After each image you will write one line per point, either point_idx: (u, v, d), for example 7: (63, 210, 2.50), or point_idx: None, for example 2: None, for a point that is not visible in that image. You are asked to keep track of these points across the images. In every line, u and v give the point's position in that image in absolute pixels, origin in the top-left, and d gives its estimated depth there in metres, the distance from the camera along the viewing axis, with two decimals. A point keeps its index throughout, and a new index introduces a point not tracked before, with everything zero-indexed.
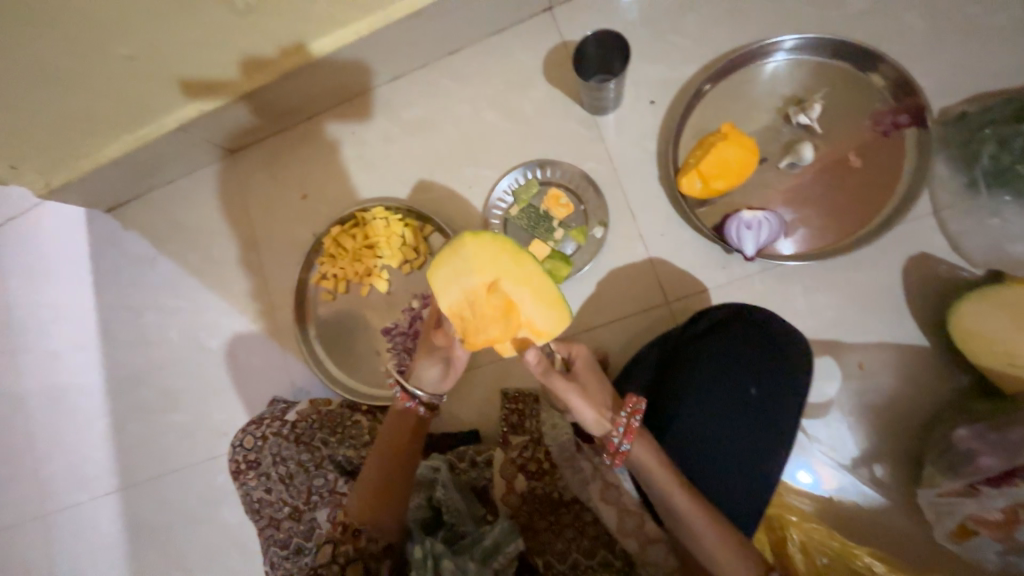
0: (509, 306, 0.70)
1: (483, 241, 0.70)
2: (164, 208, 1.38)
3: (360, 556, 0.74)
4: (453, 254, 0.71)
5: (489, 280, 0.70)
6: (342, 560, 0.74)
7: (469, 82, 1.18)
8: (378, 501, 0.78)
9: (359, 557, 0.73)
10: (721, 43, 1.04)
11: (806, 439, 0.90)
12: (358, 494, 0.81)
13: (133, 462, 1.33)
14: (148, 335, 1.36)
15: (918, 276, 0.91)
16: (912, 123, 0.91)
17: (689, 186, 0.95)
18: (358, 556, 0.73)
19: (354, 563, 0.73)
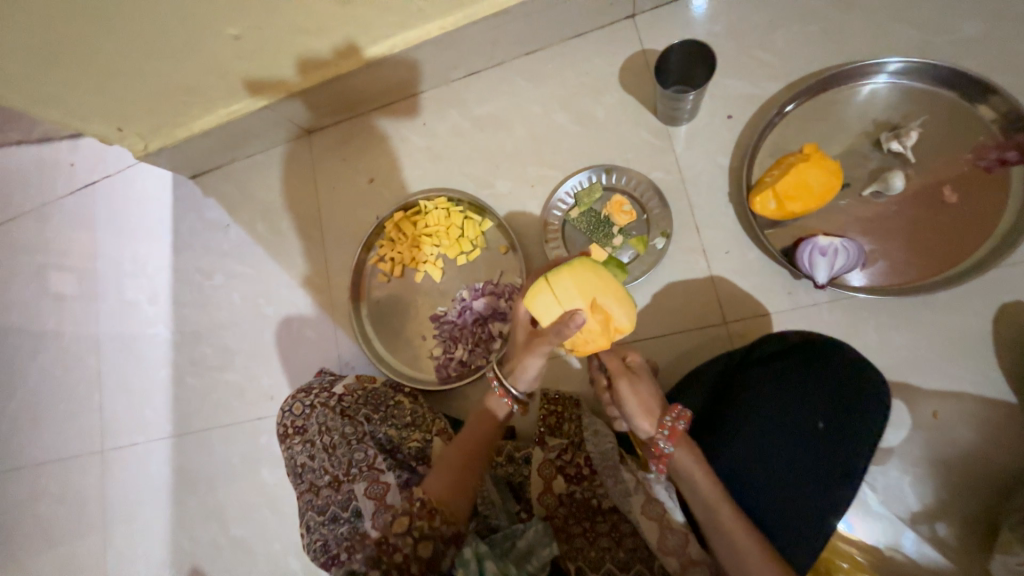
0: (609, 322, 0.74)
1: (575, 269, 0.75)
2: (241, 179, 1.47)
3: (433, 536, 0.72)
4: (550, 278, 0.76)
5: (589, 302, 0.74)
6: (415, 533, 0.72)
7: (543, 84, 1.20)
8: (457, 489, 0.76)
9: (433, 536, 0.72)
10: (811, 61, 1.00)
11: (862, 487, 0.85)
12: (435, 474, 0.78)
13: (187, 412, 1.42)
14: (214, 296, 1.45)
15: (1009, 325, 0.84)
16: (1020, 161, 0.84)
17: (762, 206, 0.92)
18: (432, 537, 0.72)
19: (426, 540, 0.72)
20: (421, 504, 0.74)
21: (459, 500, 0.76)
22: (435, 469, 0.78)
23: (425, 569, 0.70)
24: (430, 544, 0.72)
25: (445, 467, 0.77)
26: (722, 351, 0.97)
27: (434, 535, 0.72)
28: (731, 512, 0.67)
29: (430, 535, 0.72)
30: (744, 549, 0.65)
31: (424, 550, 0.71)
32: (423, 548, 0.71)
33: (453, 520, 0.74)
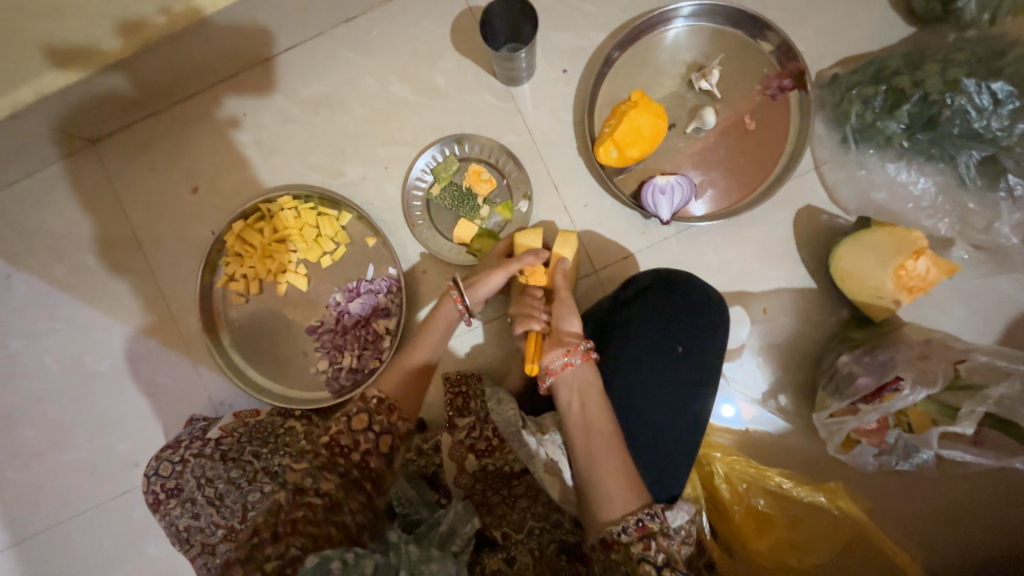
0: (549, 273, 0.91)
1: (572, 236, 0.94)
2: (15, 215, 1.16)
3: (390, 431, 0.77)
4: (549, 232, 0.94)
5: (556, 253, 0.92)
6: (378, 429, 0.75)
7: (371, 54, 1.09)
8: (409, 392, 0.83)
9: (391, 430, 0.77)
10: (625, 9, 1.04)
11: (724, 381, 1.00)
12: (388, 378, 0.83)
13: (22, 512, 1.16)
14: (18, 367, 1.16)
15: (806, 226, 1.00)
16: (794, 86, 0.98)
17: (605, 155, 0.97)
18: (389, 431, 0.76)
19: (385, 435, 0.76)
20: (378, 401, 0.77)
21: (411, 401, 0.82)
22: (390, 372, 0.85)
23: (383, 462, 0.74)
24: (387, 440, 0.76)
25: (400, 372, 0.84)
26: (598, 297, 1.03)
27: (392, 429, 0.77)
28: (594, 415, 0.74)
29: (388, 430, 0.76)
30: (600, 448, 0.71)
31: (382, 445, 0.75)
32: (383, 443, 0.75)
33: (406, 417, 0.81)
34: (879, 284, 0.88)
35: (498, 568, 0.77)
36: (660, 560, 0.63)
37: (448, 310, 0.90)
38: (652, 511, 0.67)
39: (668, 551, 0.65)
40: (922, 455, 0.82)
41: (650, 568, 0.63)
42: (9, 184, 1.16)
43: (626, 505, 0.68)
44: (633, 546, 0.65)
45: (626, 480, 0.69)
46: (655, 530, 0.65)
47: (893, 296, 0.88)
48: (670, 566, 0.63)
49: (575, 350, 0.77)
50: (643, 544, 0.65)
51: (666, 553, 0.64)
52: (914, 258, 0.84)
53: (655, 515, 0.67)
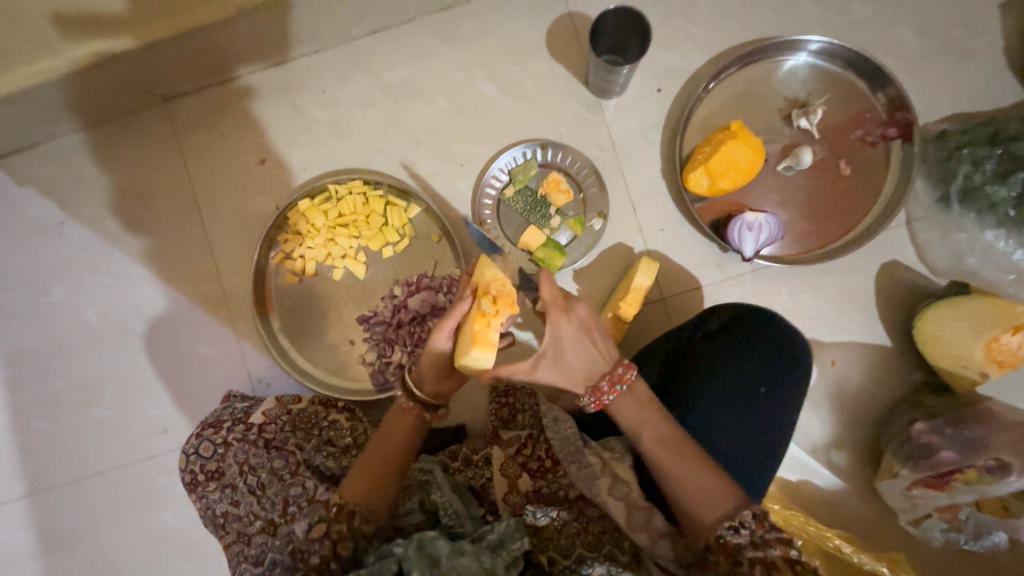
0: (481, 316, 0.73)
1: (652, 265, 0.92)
2: (76, 162, 1.14)
3: (352, 536, 0.72)
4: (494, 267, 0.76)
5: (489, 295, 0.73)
6: (333, 538, 0.71)
7: (461, 47, 1.06)
8: (381, 489, 0.75)
9: (349, 537, 0.71)
10: (730, 36, 1.01)
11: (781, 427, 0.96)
12: (353, 477, 0.76)
13: (44, 464, 1.13)
14: (58, 317, 1.14)
15: (888, 282, 0.97)
16: (898, 137, 0.95)
17: (694, 184, 0.94)
18: (350, 538, 0.71)
19: (344, 543, 0.71)
20: (337, 509, 0.73)
21: (382, 499, 0.75)
22: (358, 467, 0.77)
23: (345, 566, 0.70)
24: (350, 544, 0.71)
25: (362, 474, 0.76)
26: (662, 326, 1.00)
27: (353, 534, 0.72)
28: (655, 441, 0.71)
29: (349, 536, 0.71)
30: (676, 475, 0.70)
31: (342, 550, 0.71)
32: (341, 549, 0.71)
33: (374, 516, 0.74)
34: (966, 353, 0.84)
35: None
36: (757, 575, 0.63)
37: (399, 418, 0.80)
38: (736, 524, 0.66)
39: (765, 559, 0.63)
40: (994, 536, 0.80)
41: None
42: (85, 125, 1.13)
43: (716, 515, 0.67)
44: (725, 563, 0.65)
45: (709, 491, 0.68)
46: (741, 545, 0.65)
47: (980, 368, 0.84)
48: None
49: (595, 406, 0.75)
50: (731, 561, 0.65)
51: (764, 564, 0.63)
52: (1011, 331, 0.81)
53: (741, 527, 0.65)
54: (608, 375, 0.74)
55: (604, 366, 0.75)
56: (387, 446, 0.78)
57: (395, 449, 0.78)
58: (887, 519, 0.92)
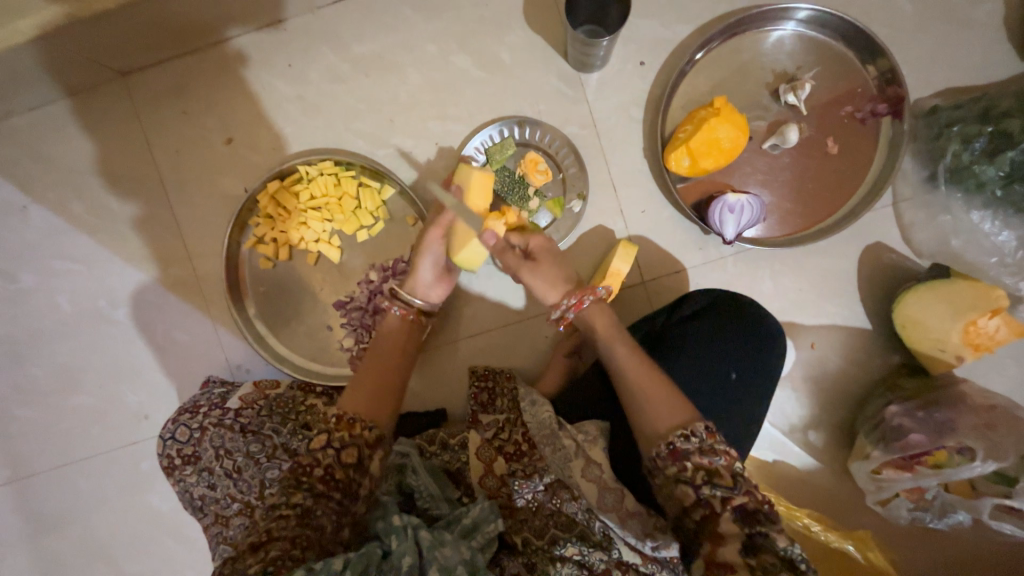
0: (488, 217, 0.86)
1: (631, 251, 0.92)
2: (35, 144, 1.09)
3: (355, 443, 0.69)
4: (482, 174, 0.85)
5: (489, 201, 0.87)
6: (337, 445, 0.68)
7: (434, 17, 1.00)
8: (380, 397, 0.74)
9: (353, 443, 0.68)
10: (717, 5, 0.96)
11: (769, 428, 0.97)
12: (352, 390, 0.75)
13: (27, 450, 1.14)
14: (30, 304, 1.12)
15: (870, 263, 0.95)
16: (888, 113, 0.91)
17: (676, 163, 0.91)
18: (354, 444, 0.69)
19: (349, 448, 0.68)
20: (337, 419, 0.70)
21: (386, 407, 0.75)
22: (354, 383, 0.75)
23: (351, 475, 0.67)
24: (354, 452, 0.68)
25: (364, 381, 0.75)
26: (642, 309, 0.99)
27: (356, 441, 0.69)
28: (629, 353, 0.74)
29: (352, 443, 0.68)
30: (642, 386, 0.70)
31: (348, 459, 0.68)
32: (346, 457, 0.67)
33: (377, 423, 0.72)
34: (943, 336, 0.84)
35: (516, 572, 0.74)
36: (698, 478, 0.63)
37: (393, 328, 0.83)
38: (687, 433, 0.65)
39: (709, 467, 0.63)
40: (958, 515, 0.82)
41: (688, 488, 0.63)
42: (55, 99, 1.08)
43: (669, 423, 0.67)
44: (671, 468, 0.65)
45: (670, 403, 0.68)
46: (689, 450, 0.64)
47: (956, 351, 0.84)
48: (711, 482, 0.62)
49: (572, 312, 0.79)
50: (677, 465, 0.64)
51: (707, 470, 0.63)
52: (988, 315, 0.81)
53: (692, 436, 0.65)
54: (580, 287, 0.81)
55: (577, 280, 0.82)
56: (386, 357, 0.79)
57: (393, 359, 0.80)
58: (859, 498, 0.94)
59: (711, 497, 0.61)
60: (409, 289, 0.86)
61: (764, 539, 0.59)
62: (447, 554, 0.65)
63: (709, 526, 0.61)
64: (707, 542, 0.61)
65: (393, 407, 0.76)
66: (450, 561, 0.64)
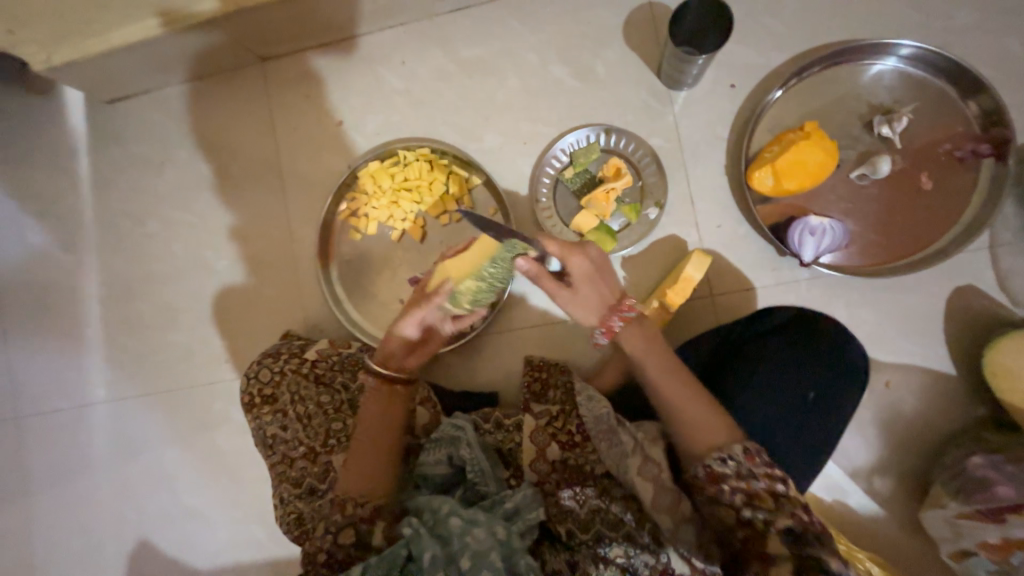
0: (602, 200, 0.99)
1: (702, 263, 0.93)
2: (179, 112, 1.27)
3: (350, 523, 0.75)
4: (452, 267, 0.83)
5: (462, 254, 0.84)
6: (332, 529, 0.75)
7: (538, 30, 1.09)
8: (364, 479, 0.78)
9: (347, 524, 0.75)
10: (815, 37, 0.98)
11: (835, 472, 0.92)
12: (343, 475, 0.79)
13: (121, 375, 1.27)
14: (148, 247, 1.27)
15: (959, 307, 0.91)
16: (990, 154, 0.89)
17: (760, 182, 0.93)
18: (349, 524, 0.75)
19: (345, 529, 0.75)
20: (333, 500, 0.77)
21: (374, 486, 0.78)
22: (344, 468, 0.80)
23: (353, 551, 0.74)
24: (351, 531, 0.75)
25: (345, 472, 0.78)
26: (707, 322, 0.99)
27: (352, 522, 0.75)
28: (660, 372, 0.74)
29: (348, 524, 0.75)
30: (672, 413, 0.72)
31: (346, 538, 0.74)
32: (344, 537, 0.74)
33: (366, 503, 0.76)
34: None
35: (558, 567, 0.77)
36: (738, 501, 0.67)
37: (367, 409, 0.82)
38: (724, 455, 0.68)
39: (751, 489, 0.67)
40: None
41: (728, 509, 0.68)
42: (202, 75, 1.25)
43: (704, 447, 0.70)
44: (711, 490, 0.69)
45: (709, 424, 0.70)
46: (726, 475, 0.68)
47: None
48: (751, 504, 0.66)
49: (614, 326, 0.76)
50: (714, 488, 0.68)
51: (747, 493, 0.67)
52: None
53: (729, 459, 0.68)
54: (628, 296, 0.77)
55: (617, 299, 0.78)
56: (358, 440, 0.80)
57: (370, 441, 0.80)
58: (924, 551, 0.88)
59: (754, 516, 0.66)
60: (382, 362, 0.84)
61: (818, 562, 0.61)
62: (480, 538, 0.73)
63: (751, 541, 0.66)
64: (752, 561, 0.65)
65: (383, 482, 0.79)
66: (482, 545, 0.72)
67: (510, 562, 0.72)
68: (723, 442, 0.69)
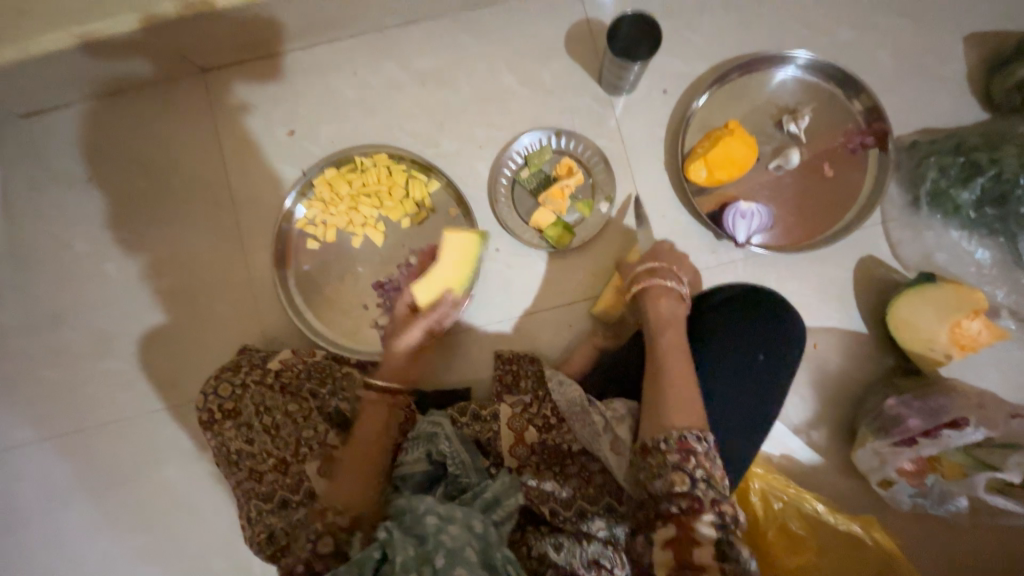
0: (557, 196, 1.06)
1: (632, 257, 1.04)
2: (109, 124, 1.19)
3: (330, 533, 0.74)
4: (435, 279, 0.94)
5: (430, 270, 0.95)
6: (312, 536, 0.74)
7: (486, 42, 1.16)
8: (355, 487, 0.78)
9: (326, 532, 0.74)
10: (730, 49, 1.12)
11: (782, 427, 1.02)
12: (335, 484, 0.80)
13: (48, 412, 1.15)
14: (77, 269, 1.17)
15: (864, 274, 1.07)
16: (875, 145, 1.06)
17: (695, 174, 1.04)
18: (328, 533, 0.74)
19: (324, 538, 0.73)
20: (319, 509, 0.77)
21: (361, 496, 0.78)
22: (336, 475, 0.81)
23: (329, 563, 0.72)
24: (330, 541, 0.73)
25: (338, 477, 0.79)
26: None
27: (333, 531, 0.74)
28: (675, 349, 0.82)
29: (329, 532, 0.74)
30: (670, 381, 0.78)
31: (323, 548, 0.73)
32: (321, 546, 0.73)
33: (350, 514, 0.76)
34: (934, 336, 0.94)
35: (545, 549, 0.76)
36: (695, 475, 0.70)
37: (372, 414, 0.85)
38: (699, 434, 0.72)
39: (708, 470, 0.70)
40: (957, 502, 0.88)
41: (683, 477, 0.70)
42: (135, 86, 1.19)
43: (682, 421, 0.74)
44: (672, 458, 0.71)
45: (689, 403, 0.75)
46: (696, 449, 0.71)
47: (944, 349, 0.94)
48: (706, 482, 0.69)
49: (655, 282, 0.87)
50: (682, 456, 0.71)
51: (707, 471, 0.70)
52: (971, 317, 0.91)
53: (702, 439, 0.72)
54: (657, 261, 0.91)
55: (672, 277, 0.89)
56: (356, 446, 0.82)
57: (369, 449, 0.82)
58: (857, 490, 1.00)
59: (702, 494, 0.68)
60: (382, 374, 0.89)
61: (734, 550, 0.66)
62: (454, 535, 0.68)
63: (685, 515, 0.68)
64: (675, 526, 0.68)
65: (373, 494, 0.79)
66: (457, 542, 0.68)
67: (488, 556, 0.69)
68: (700, 427, 0.73)
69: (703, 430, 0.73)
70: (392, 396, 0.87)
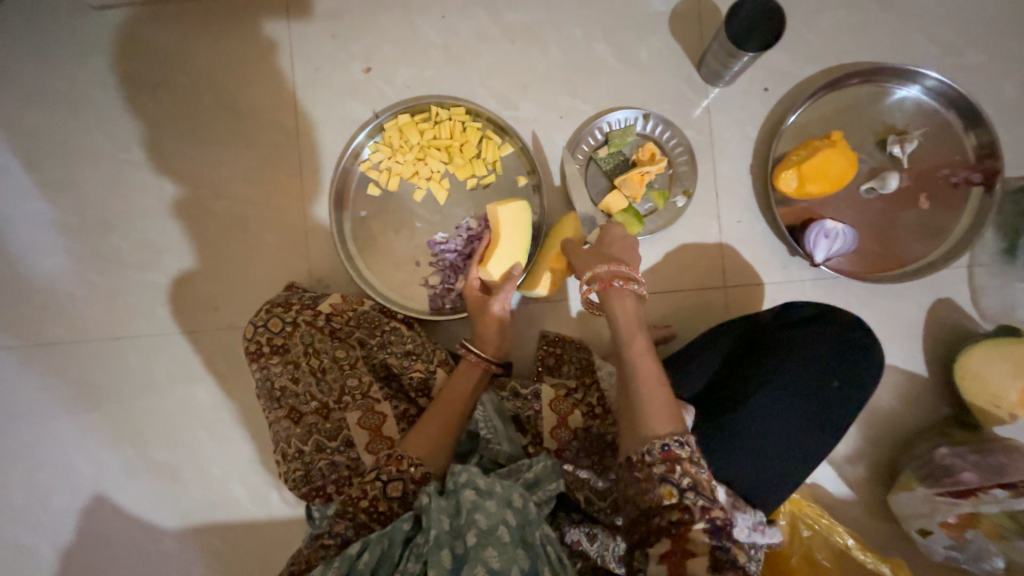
0: (637, 179, 1.00)
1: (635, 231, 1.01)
2: (182, 32, 1.15)
3: (400, 478, 0.76)
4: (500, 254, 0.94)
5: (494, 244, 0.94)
6: (384, 477, 0.76)
7: (586, 5, 1.09)
8: (437, 442, 0.80)
9: (400, 477, 0.76)
10: (845, 54, 1.05)
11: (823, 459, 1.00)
12: (415, 434, 0.80)
13: (89, 316, 1.15)
14: (132, 176, 1.15)
15: (938, 317, 1.02)
16: (981, 183, 0.99)
17: (785, 183, 0.98)
18: (400, 479, 0.76)
19: (394, 482, 0.76)
20: (390, 455, 0.78)
21: (439, 453, 0.79)
22: (418, 427, 0.82)
23: (394, 507, 0.75)
24: (399, 486, 0.76)
25: (426, 430, 0.80)
26: (719, 312, 1.05)
27: (405, 479, 0.76)
28: (644, 350, 0.76)
29: (400, 478, 0.76)
30: (644, 387, 0.73)
31: (393, 492, 0.75)
32: (391, 490, 0.75)
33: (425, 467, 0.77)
34: (1002, 393, 0.90)
35: (576, 538, 0.76)
36: (685, 484, 0.65)
37: (465, 375, 0.88)
38: (681, 440, 0.67)
39: (695, 476, 0.65)
40: (994, 561, 0.87)
41: (671, 489, 0.65)
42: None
43: (660, 428, 0.69)
44: (660, 467, 0.66)
45: (662, 408, 0.70)
46: (681, 457, 0.66)
47: (1010, 409, 0.89)
48: (694, 490, 0.64)
49: (618, 285, 0.80)
50: (666, 467, 0.66)
51: (693, 479, 0.65)
52: None
53: (684, 444, 0.67)
54: (618, 259, 0.84)
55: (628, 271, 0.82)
56: (443, 403, 0.84)
57: (455, 407, 0.84)
58: (884, 529, 0.99)
59: (691, 504, 0.64)
60: (479, 346, 0.92)
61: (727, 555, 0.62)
62: (489, 513, 0.68)
63: (677, 528, 0.64)
64: (669, 541, 0.64)
65: (448, 451, 0.81)
66: (491, 520, 0.67)
67: (525, 532, 0.69)
68: (683, 432, 0.68)
69: (686, 434, 0.68)
70: (488, 365, 0.90)
